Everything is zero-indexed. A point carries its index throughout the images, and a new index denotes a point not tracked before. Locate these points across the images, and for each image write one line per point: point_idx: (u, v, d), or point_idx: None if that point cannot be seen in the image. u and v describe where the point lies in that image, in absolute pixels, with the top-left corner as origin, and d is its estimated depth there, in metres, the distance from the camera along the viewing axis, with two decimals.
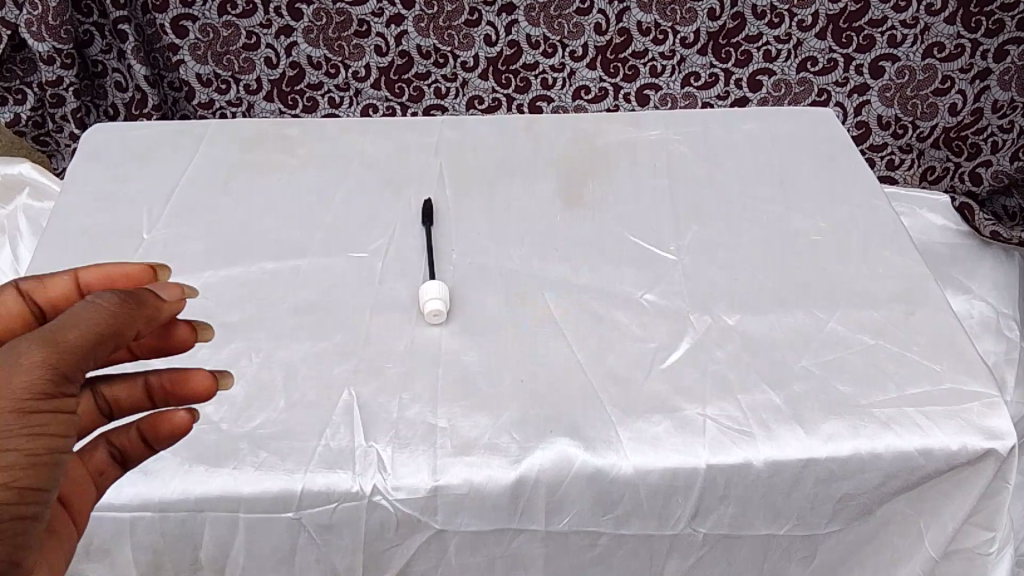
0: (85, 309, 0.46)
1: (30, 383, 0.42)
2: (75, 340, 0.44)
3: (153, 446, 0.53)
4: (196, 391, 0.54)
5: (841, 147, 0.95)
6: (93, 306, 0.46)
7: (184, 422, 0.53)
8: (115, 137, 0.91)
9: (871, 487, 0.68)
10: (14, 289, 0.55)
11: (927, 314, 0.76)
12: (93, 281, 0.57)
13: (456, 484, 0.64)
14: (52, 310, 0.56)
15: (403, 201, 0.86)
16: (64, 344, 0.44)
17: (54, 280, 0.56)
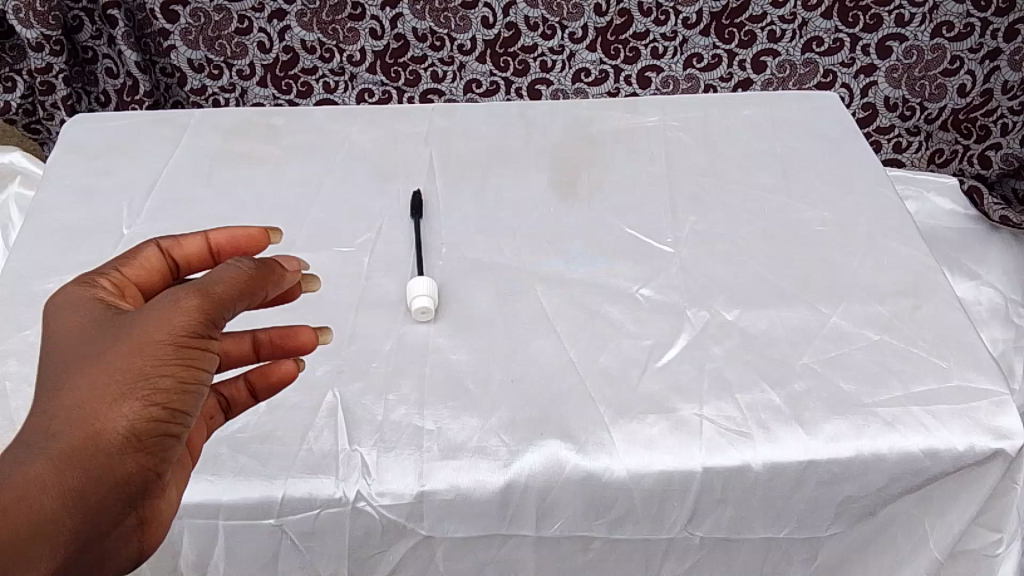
0: (228, 271, 0.52)
1: (188, 320, 0.48)
2: (222, 292, 0.50)
3: (257, 395, 0.61)
4: (298, 345, 0.63)
5: (846, 133, 0.92)
6: (236, 268, 0.53)
7: (291, 371, 0.61)
8: (97, 129, 0.89)
9: (874, 489, 0.66)
10: (157, 246, 0.59)
11: (933, 308, 0.73)
12: (220, 244, 0.63)
13: (443, 490, 0.62)
14: (185, 266, 0.62)
15: (392, 193, 0.83)
16: (215, 295, 0.50)
17: (190, 242, 0.61)
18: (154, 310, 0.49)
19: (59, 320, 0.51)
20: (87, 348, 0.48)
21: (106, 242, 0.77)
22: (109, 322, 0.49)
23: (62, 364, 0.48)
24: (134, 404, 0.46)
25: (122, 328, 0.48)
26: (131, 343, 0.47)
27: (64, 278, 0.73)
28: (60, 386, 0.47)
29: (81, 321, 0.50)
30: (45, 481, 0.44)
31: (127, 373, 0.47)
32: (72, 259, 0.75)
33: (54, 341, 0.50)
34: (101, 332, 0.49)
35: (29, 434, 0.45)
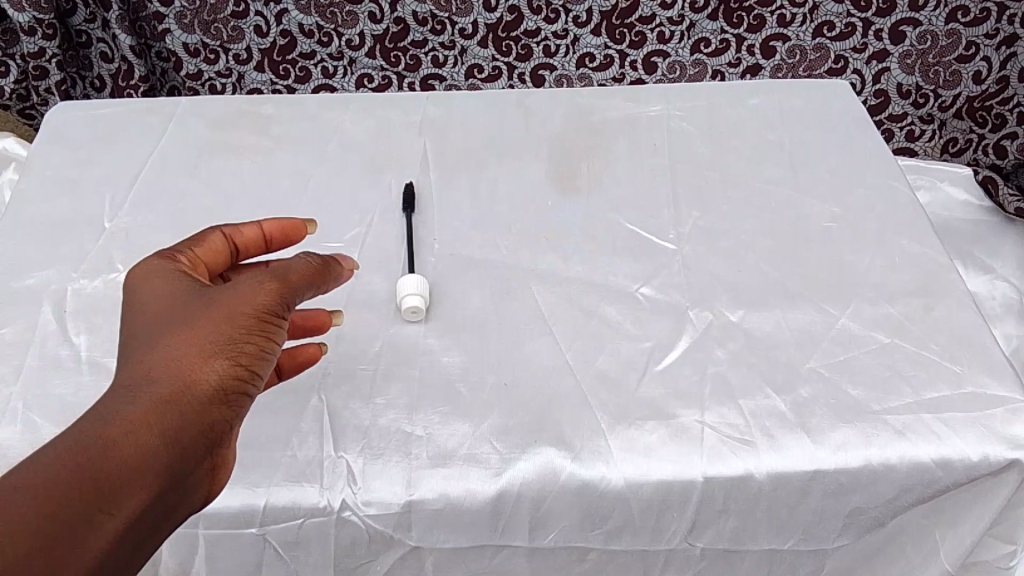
0: (302, 263, 0.56)
1: (270, 296, 0.52)
2: (296, 279, 0.55)
3: (282, 376, 0.63)
4: (317, 324, 0.65)
5: (858, 123, 0.88)
6: (308, 261, 0.57)
7: (317, 352, 0.64)
8: (82, 118, 0.87)
9: (883, 500, 0.63)
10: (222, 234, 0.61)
11: (947, 310, 0.70)
12: (273, 232, 0.64)
13: (431, 499, 0.59)
14: (242, 253, 0.62)
15: (384, 186, 0.80)
16: (292, 281, 0.54)
17: (247, 229, 0.62)
18: (238, 288, 0.52)
19: (143, 293, 0.54)
20: (176, 314, 0.51)
21: (88, 236, 0.75)
22: (194, 295, 0.52)
23: (150, 330, 0.51)
24: (222, 365, 0.49)
25: (208, 300, 0.52)
26: (218, 311, 0.51)
27: (43, 274, 0.71)
28: (151, 346, 0.49)
29: (165, 293, 0.53)
30: (139, 425, 0.45)
31: (216, 336, 0.50)
32: (52, 254, 0.73)
33: (139, 312, 0.53)
34: (188, 303, 0.52)
35: (121, 388, 0.47)
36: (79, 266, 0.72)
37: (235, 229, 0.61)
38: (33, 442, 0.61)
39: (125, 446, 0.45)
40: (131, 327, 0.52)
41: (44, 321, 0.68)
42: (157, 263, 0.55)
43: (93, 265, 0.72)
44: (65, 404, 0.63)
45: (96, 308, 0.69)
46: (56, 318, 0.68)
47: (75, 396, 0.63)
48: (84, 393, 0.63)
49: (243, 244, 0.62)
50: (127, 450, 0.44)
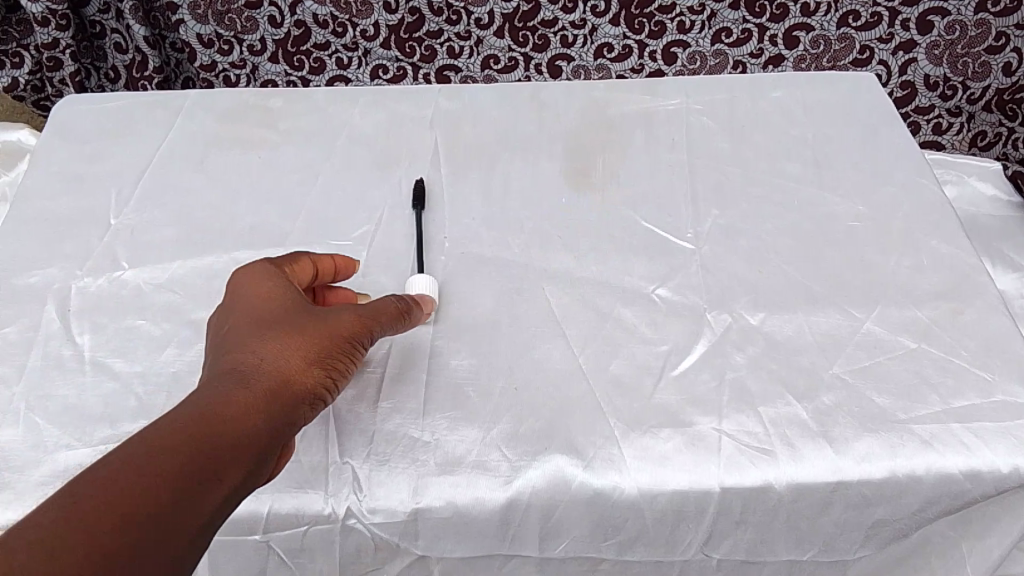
0: (393, 301, 0.61)
1: (368, 322, 0.58)
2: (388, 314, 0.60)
3: None
4: None
5: (884, 118, 0.85)
6: (399, 302, 0.61)
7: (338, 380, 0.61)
8: (89, 112, 0.85)
9: (908, 511, 0.60)
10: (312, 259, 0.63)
11: (977, 314, 0.67)
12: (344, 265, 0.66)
13: (438, 507, 0.57)
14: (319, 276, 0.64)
15: (394, 182, 0.78)
16: (384, 315, 0.59)
17: (326, 260, 0.64)
18: (337, 310, 0.57)
19: (244, 293, 0.58)
20: (283, 317, 0.55)
21: (93, 233, 0.73)
22: (298, 304, 0.57)
23: (255, 326, 0.55)
24: (321, 376, 0.54)
25: (311, 313, 0.56)
26: (322, 327, 0.55)
27: (47, 272, 0.70)
28: (258, 342, 0.53)
29: (270, 295, 0.57)
30: (249, 411, 0.49)
31: (319, 348, 0.54)
32: (56, 252, 0.72)
33: (242, 309, 0.57)
34: (292, 309, 0.56)
35: (232, 373, 0.51)
36: (84, 264, 0.71)
37: (323, 258, 0.64)
38: (34, 444, 0.59)
39: (238, 425, 0.48)
40: (232, 322, 0.56)
41: (47, 320, 0.67)
42: (260, 266, 0.59)
43: (98, 263, 0.71)
44: (67, 406, 0.62)
45: (100, 307, 0.68)
46: (60, 318, 0.67)
47: (77, 397, 0.62)
48: (86, 395, 0.62)
49: (323, 270, 0.64)
50: (240, 429, 0.48)
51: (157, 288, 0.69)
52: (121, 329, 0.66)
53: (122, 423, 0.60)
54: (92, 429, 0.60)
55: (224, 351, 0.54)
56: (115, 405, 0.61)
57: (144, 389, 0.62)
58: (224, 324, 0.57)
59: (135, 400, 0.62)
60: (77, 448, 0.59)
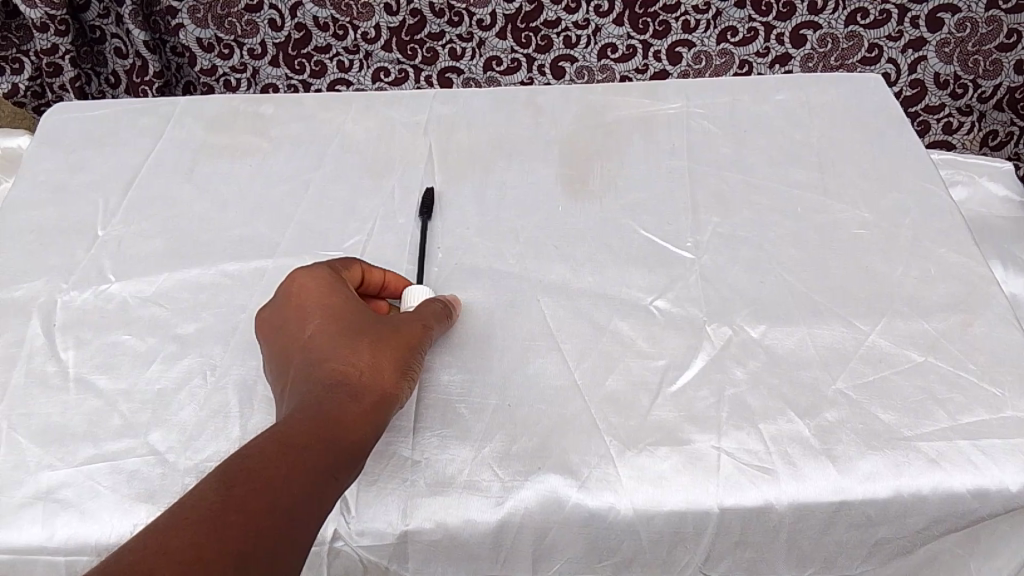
0: (438, 302, 0.64)
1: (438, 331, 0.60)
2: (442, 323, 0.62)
3: None
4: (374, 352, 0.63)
5: (891, 121, 0.83)
6: (444, 304, 0.64)
7: None
8: (78, 120, 0.84)
9: (914, 531, 0.58)
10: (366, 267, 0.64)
11: (986, 326, 0.65)
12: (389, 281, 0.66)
13: (428, 529, 0.56)
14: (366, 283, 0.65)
15: (386, 191, 0.77)
16: (435, 316, 0.62)
17: (375, 272, 0.65)
18: (403, 318, 0.60)
19: (313, 301, 0.58)
20: (364, 325, 0.57)
21: (79, 246, 0.72)
22: (369, 312, 0.59)
23: (336, 334, 0.56)
24: (408, 383, 0.57)
25: (385, 321, 0.58)
26: (399, 335, 0.58)
27: (31, 285, 0.69)
28: (345, 351, 0.55)
29: (342, 303, 0.58)
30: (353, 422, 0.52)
31: (402, 356, 0.57)
32: (41, 265, 0.70)
33: (317, 318, 0.57)
34: (368, 317, 0.58)
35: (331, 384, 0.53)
36: (69, 276, 0.70)
37: (373, 269, 0.64)
38: (16, 463, 0.59)
39: (351, 435, 0.51)
40: (309, 331, 0.57)
41: (31, 335, 0.66)
42: (323, 275, 0.60)
43: (83, 276, 0.70)
44: (49, 424, 0.60)
45: (84, 322, 0.66)
46: (44, 332, 0.66)
47: (60, 416, 0.61)
48: (69, 413, 0.61)
49: (370, 282, 0.65)
50: (351, 438, 0.51)
51: (142, 301, 0.68)
52: (105, 344, 0.65)
53: (105, 442, 0.59)
54: (75, 448, 0.59)
55: (307, 362, 0.55)
56: (99, 423, 0.60)
57: (127, 407, 0.61)
58: (298, 333, 0.57)
59: (119, 418, 0.60)
60: (60, 467, 0.58)
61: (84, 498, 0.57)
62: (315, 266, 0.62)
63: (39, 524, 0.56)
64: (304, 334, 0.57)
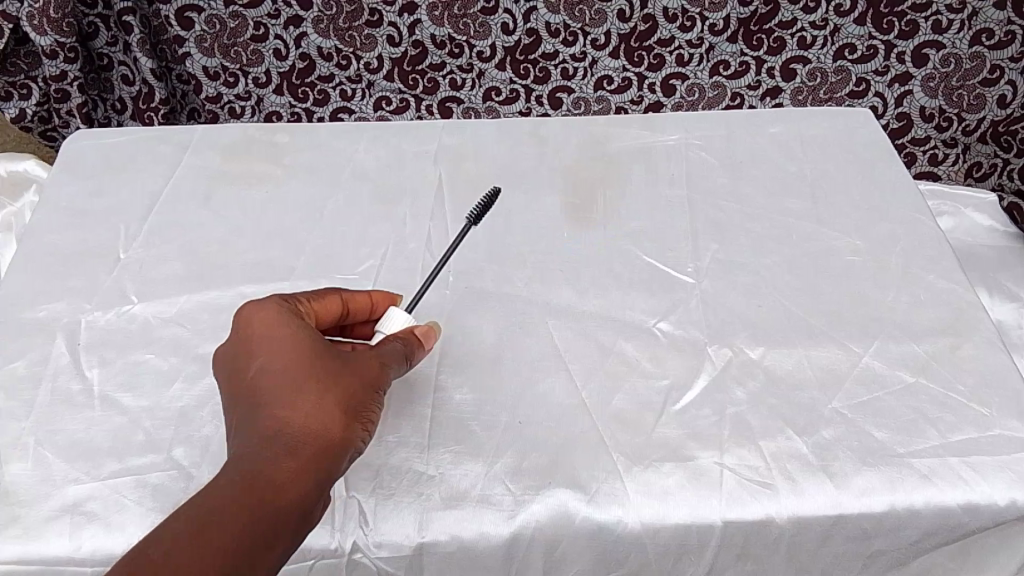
0: (396, 341, 0.60)
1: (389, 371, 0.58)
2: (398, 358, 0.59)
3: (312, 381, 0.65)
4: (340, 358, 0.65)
5: (880, 154, 0.87)
6: (404, 346, 0.60)
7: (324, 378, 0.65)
8: (97, 148, 0.87)
9: (907, 544, 0.61)
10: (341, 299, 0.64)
11: (974, 350, 0.68)
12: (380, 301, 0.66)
13: (443, 541, 0.58)
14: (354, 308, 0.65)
15: (398, 216, 0.80)
16: (394, 358, 0.59)
17: (362, 297, 0.65)
18: (356, 355, 0.57)
19: (260, 340, 0.56)
20: (306, 369, 0.54)
21: (100, 269, 0.74)
22: (319, 350, 0.56)
23: (278, 381, 0.54)
24: (358, 427, 0.54)
25: (335, 362, 0.55)
26: (348, 377, 0.55)
27: (55, 307, 0.71)
28: (284, 400, 0.53)
29: (287, 343, 0.56)
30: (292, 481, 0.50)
31: (354, 398, 0.55)
32: (64, 287, 0.73)
33: (261, 359, 0.55)
34: (316, 359, 0.55)
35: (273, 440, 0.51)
36: (91, 298, 0.72)
37: (355, 297, 0.64)
38: (43, 478, 0.61)
39: (288, 494, 0.50)
40: (254, 374, 0.55)
41: (56, 354, 0.68)
42: (272, 311, 0.58)
43: (105, 297, 0.72)
44: (75, 440, 0.62)
45: (107, 342, 0.69)
46: (68, 351, 0.68)
47: (85, 432, 0.63)
48: (93, 430, 0.63)
49: (355, 309, 0.65)
50: (290, 497, 0.50)
51: (164, 322, 0.70)
52: (128, 363, 0.67)
53: (130, 457, 0.61)
54: (100, 463, 0.61)
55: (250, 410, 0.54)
56: (123, 439, 0.62)
57: (150, 423, 0.63)
58: (245, 374, 0.56)
59: (142, 434, 0.63)
60: (86, 481, 0.60)
61: (110, 510, 0.59)
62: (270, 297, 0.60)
63: (66, 536, 0.58)
64: (250, 375, 0.55)
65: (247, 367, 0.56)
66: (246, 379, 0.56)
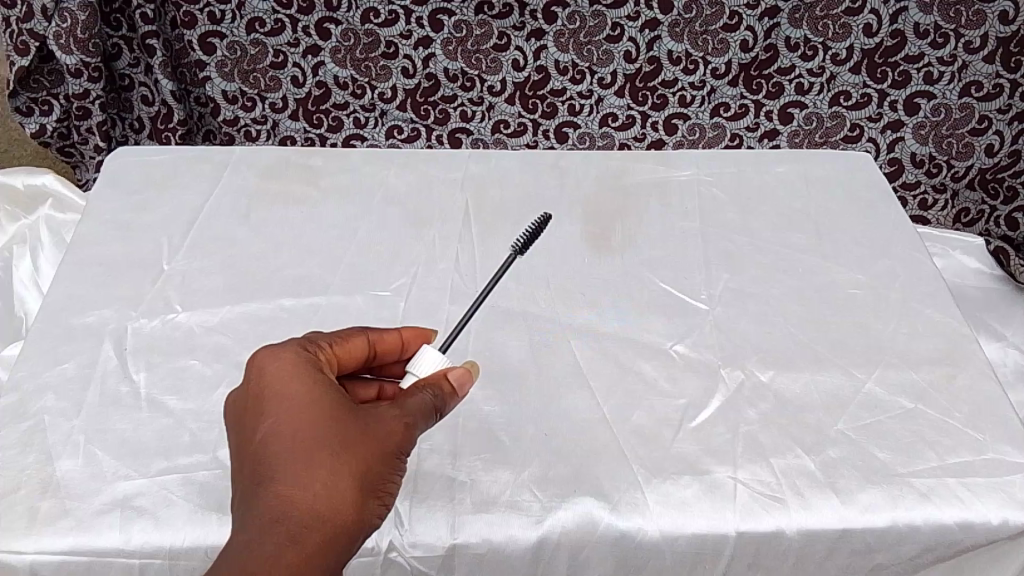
0: (426, 394, 0.58)
1: (411, 437, 0.56)
2: (423, 420, 0.56)
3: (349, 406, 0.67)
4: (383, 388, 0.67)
5: (880, 196, 0.93)
6: (432, 400, 0.57)
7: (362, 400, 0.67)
8: (138, 164, 0.91)
9: (907, 558, 0.65)
10: (368, 340, 0.63)
11: (967, 379, 0.73)
12: (410, 338, 0.66)
13: (475, 543, 0.62)
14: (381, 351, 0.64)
15: (427, 238, 0.84)
16: (420, 416, 0.56)
17: (391, 336, 0.64)
18: (378, 417, 0.55)
19: (271, 399, 0.55)
20: (320, 439, 0.53)
21: (144, 279, 0.78)
22: (337, 414, 0.54)
23: (289, 450, 0.53)
24: (372, 503, 0.53)
25: (352, 429, 0.54)
26: (365, 447, 0.53)
27: (101, 313, 0.75)
28: (294, 474, 0.52)
29: (302, 407, 0.54)
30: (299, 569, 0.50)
31: (371, 471, 0.53)
32: (109, 295, 0.76)
33: (271, 423, 0.54)
34: (330, 426, 0.53)
35: (280, 522, 0.50)
36: (136, 307, 0.75)
37: (382, 339, 0.64)
38: (93, 474, 0.64)
39: None
40: (262, 437, 0.54)
41: (103, 358, 0.71)
42: (284, 366, 0.56)
43: (151, 305, 0.76)
44: (123, 439, 0.66)
45: (153, 347, 0.72)
46: (116, 355, 0.71)
47: (132, 432, 0.66)
48: (141, 430, 0.66)
49: (381, 350, 0.64)
50: None
51: (207, 330, 0.74)
52: (173, 369, 0.70)
53: (176, 457, 0.65)
54: (148, 461, 0.64)
55: (257, 476, 0.53)
56: (170, 440, 0.66)
57: (196, 425, 0.67)
58: (251, 434, 0.54)
59: (188, 435, 0.66)
60: (134, 478, 0.63)
61: (158, 506, 0.62)
62: (285, 345, 0.58)
63: (117, 529, 0.61)
64: (259, 439, 0.54)
65: (254, 428, 0.54)
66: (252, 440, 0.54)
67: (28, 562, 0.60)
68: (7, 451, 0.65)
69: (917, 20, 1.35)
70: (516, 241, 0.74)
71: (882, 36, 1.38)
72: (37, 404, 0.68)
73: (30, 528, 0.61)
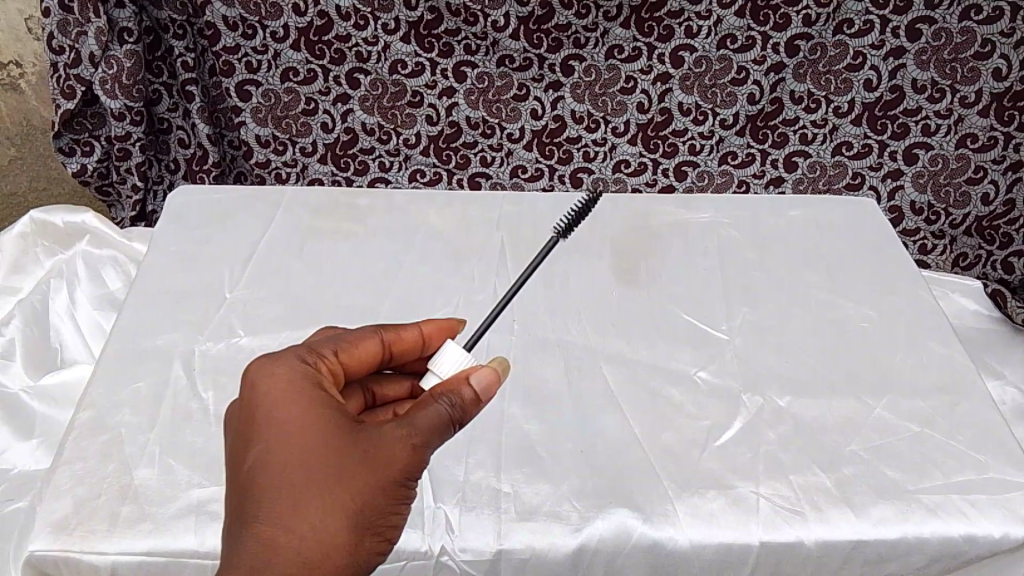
0: (440, 406, 0.54)
1: (418, 457, 0.54)
2: (432, 438, 0.54)
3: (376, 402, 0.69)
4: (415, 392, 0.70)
5: (884, 239, 1.00)
6: (449, 410, 0.54)
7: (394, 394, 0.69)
8: (197, 203, 0.98)
9: (916, 567, 0.71)
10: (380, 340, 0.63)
11: (969, 406, 0.79)
12: (431, 335, 0.66)
13: (520, 549, 0.67)
14: (398, 354, 0.65)
15: (466, 272, 0.91)
16: (431, 434, 0.54)
17: (408, 334, 0.65)
18: (380, 441, 0.54)
19: (269, 425, 0.55)
20: (315, 466, 0.53)
21: (208, 306, 0.85)
22: (334, 444, 0.54)
23: (284, 479, 0.53)
24: (373, 527, 0.54)
25: (351, 456, 0.54)
26: (364, 475, 0.53)
27: (170, 337, 0.81)
28: (287, 506, 0.53)
29: (298, 435, 0.54)
30: None
31: (370, 499, 0.53)
32: (177, 321, 0.83)
33: (267, 447, 0.54)
34: (326, 457, 0.53)
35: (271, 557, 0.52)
36: (202, 332, 0.82)
37: (397, 339, 0.64)
38: (169, 482, 0.69)
39: None
40: (258, 463, 0.54)
41: (174, 377, 0.77)
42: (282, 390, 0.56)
43: (216, 331, 0.82)
44: (194, 450, 0.72)
45: (220, 368, 0.78)
46: (185, 375, 0.78)
47: (203, 444, 0.72)
48: (211, 442, 0.72)
49: (398, 349, 0.64)
50: None
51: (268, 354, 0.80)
52: None
53: None
54: (218, 470, 0.70)
55: (250, 503, 0.53)
56: None
57: None
58: (249, 459, 0.55)
59: None
60: (208, 486, 0.69)
61: None
62: (285, 363, 0.58)
63: (193, 531, 0.66)
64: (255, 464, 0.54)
65: (250, 451, 0.55)
66: (247, 463, 0.55)
67: (109, 561, 0.65)
68: (89, 460, 0.71)
69: (916, 75, 1.43)
70: (560, 225, 0.73)
71: (882, 91, 1.45)
72: (114, 419, 0.74)
73: (112, 529, 0.66)
